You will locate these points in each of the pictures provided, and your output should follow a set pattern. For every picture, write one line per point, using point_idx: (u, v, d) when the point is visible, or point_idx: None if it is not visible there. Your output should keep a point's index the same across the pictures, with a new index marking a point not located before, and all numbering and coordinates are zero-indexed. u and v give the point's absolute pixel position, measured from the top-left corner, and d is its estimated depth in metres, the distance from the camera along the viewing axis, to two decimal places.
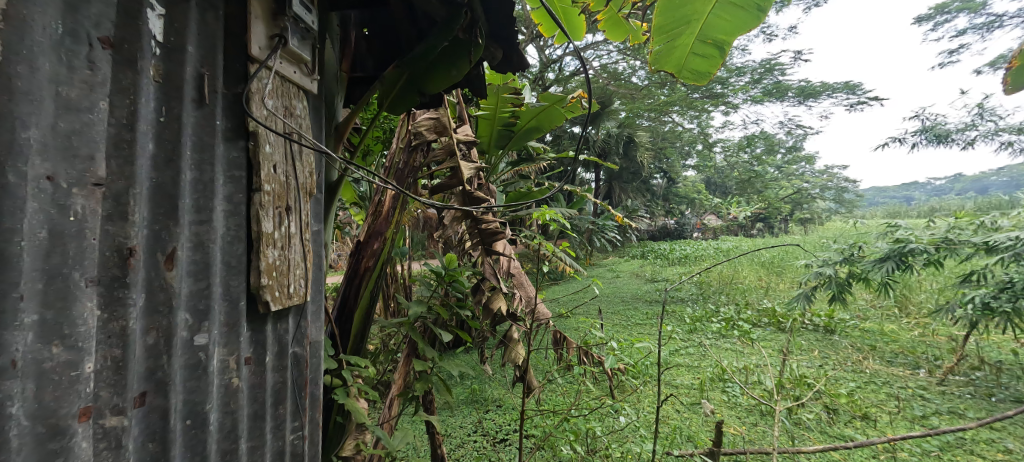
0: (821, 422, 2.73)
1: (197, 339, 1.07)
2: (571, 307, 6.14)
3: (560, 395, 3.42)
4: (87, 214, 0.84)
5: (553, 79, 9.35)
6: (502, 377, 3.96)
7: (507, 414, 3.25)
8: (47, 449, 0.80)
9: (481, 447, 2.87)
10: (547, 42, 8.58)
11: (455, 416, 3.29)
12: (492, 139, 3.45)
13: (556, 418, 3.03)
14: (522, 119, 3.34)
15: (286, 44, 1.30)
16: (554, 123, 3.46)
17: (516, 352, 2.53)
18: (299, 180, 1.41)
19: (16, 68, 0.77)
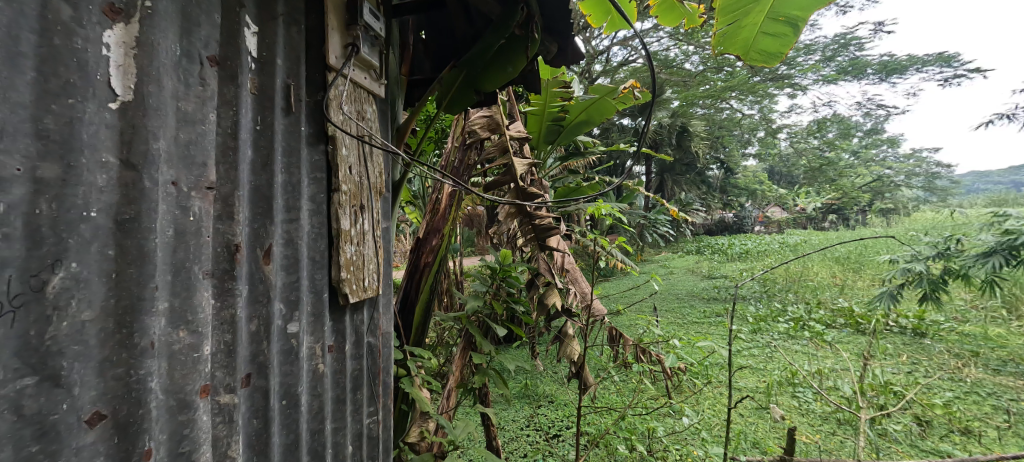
0: (912, 435, 2.55)
1: (290, 327, 1.18)
2: (624, 305, 6.05)
3: (615, 393, 3.40)
4: (202, 214, 0.93)
5: (600, 70, 9.23)
6: (554, 373, 4.00)
7: (559, 411, 3.27)
8: (177, 420, 0.87)
9: (535, 441, 2.91)
10: (596, 32, 8.49)
11: (508, 410, 3.36)
12: (541, 135, 3.47)
13: (610, 416, 3.04)
14: (571, 113, 3.30)
15: (359, 52, 1.39)
16: (604, 116, 3.31)
17: (572, 348, 2.52)
18: (370, 180, 1.52)
19: (148, 87, 0.79)
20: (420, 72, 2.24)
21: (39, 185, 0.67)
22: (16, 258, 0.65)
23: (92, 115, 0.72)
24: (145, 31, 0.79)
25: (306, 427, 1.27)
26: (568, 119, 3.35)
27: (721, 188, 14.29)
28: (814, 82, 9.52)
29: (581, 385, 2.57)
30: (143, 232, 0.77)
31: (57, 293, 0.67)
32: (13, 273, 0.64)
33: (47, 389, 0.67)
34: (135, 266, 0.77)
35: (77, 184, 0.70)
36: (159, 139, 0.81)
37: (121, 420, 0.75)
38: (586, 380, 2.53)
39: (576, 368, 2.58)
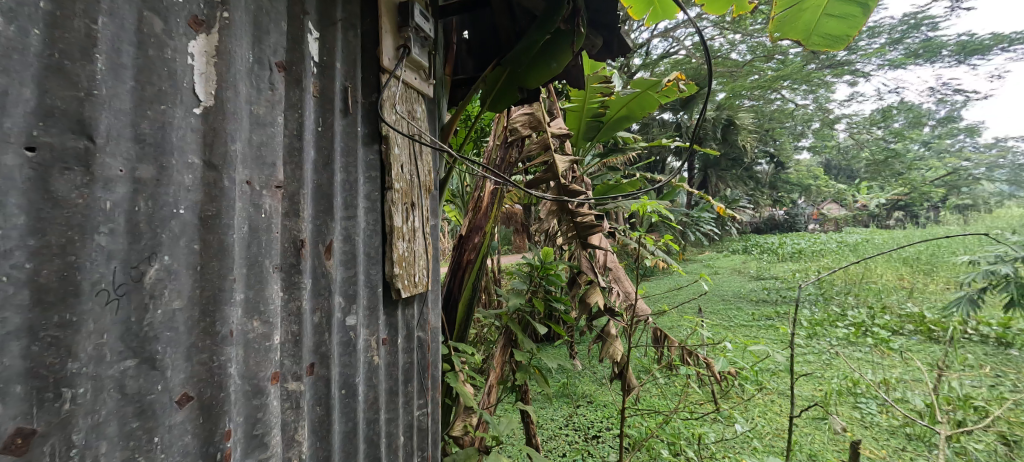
0: (996, 455, 2.37)
1: (349, 320, 1.23)
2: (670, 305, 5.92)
3: (657, 397, 3.36)
4: (272, 212, 0.99)
5: (639, 64, 9.08)
6: (594, 373, 3.98)
7: (598, 412, 3.25)
8: (252, 404, 0.93)
9: (574, 441, 2.90)
10: (636, 24, 8.34)
11: (547, 409, 3.37)
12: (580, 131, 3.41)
13: (652, 420, 2.99)
14: (611, 108, 3.22)
15: (410, 53, 1.43)
16: (646, 111, 3.19)
17: (615, 349, 2.47)
18: (420, 178, 1.56)
19: (226, 93, 0.85)
20: (462, 70, 2.27)
21: (140, 185, 0.72)
22: (119, 251, 0.70)
23: (181, 120, 0.78)
24: (222, 40, 0.85)
25: (363, 416, 1.33)
26: (609, 115, 3.27)
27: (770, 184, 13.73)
28: (878, 67, 8.95)
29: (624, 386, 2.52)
30: (224, 228, 0.83)
31: (153, 282, 0.73)
32: (118, 264, 0.70)
33: (144, 371, 0.73)
34: (217, 260, 0.82)
35: (169, 184, 0.76)
36: (236, 141, 0.86)
37: (205, 401, 0.81)
38: (629, 381, 2.48)
39: (619, 368, 2.53)
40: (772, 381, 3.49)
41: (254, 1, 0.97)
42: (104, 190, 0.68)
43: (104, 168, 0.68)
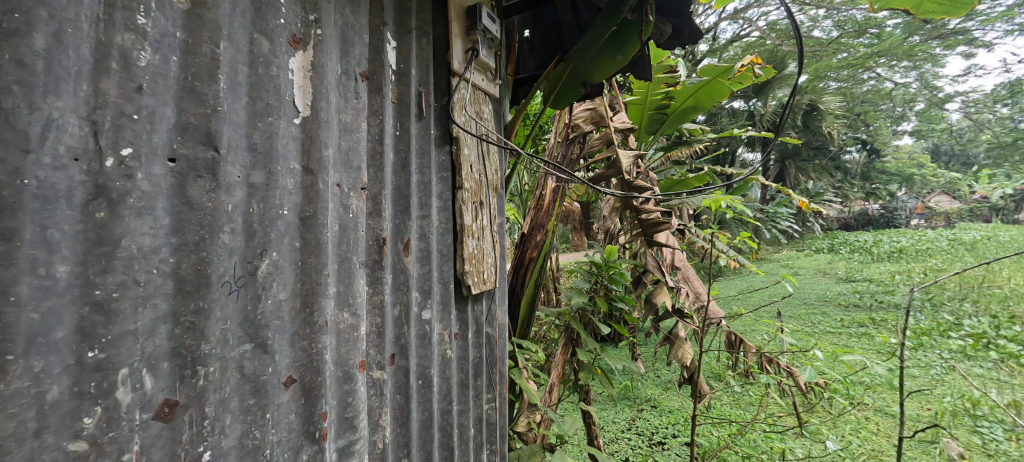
0: None
1: (424, 314, 1.30)
2: (748, 311, 5.65)
3: (729, 405, 3.26)
4: (358, 211, 1.07)
5: (707, 49, 8.67)
6: (658, 377, 3.90)
7: (664, 417, 3.18)
8: (343, 389, 1.00)
9: (637, 446, 2.85)
10: (705, 6, 7.96)
11: (608, 411, 3.35)
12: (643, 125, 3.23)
13: (724, 430, 2.89)
14: (676, 99, 3.03)
15: (478, 56, 1.48)
16: (715, 100, 3.01)
17: (684, 352, 2.40)
18: (488, 177, 1.61)
19: (320, 103, 0.93)
20: (524, 70, 2.28)
21: (253, 189, 0.81)
22: (239, 248, 0.78)
23: (284, 130, 0.86)
24: (316, 54, 0.93)
25: (437, 407, 1.39)
26: (673, 106, 3.07)
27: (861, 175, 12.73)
28: (1005, 35, 7.85)
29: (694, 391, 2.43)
30: (319, 227, 0.91)
31: (264, 275, 0.82)
32: (238, 259, 0.78)
33: (257, 354, 0.81)
34: (314, 255, 0.91)
35: (276, 187, 0.84)
36: (328, 147, 0.94)
37: (305, 383, 0.89)
38: (699, 386, 2.39)
39: (688, 372, 2.44)
40: (869, 395, 3.26)
41: (342, 16, 1.05)
42: (225, 194, 0.76)
43: (226, 174, 0.76)
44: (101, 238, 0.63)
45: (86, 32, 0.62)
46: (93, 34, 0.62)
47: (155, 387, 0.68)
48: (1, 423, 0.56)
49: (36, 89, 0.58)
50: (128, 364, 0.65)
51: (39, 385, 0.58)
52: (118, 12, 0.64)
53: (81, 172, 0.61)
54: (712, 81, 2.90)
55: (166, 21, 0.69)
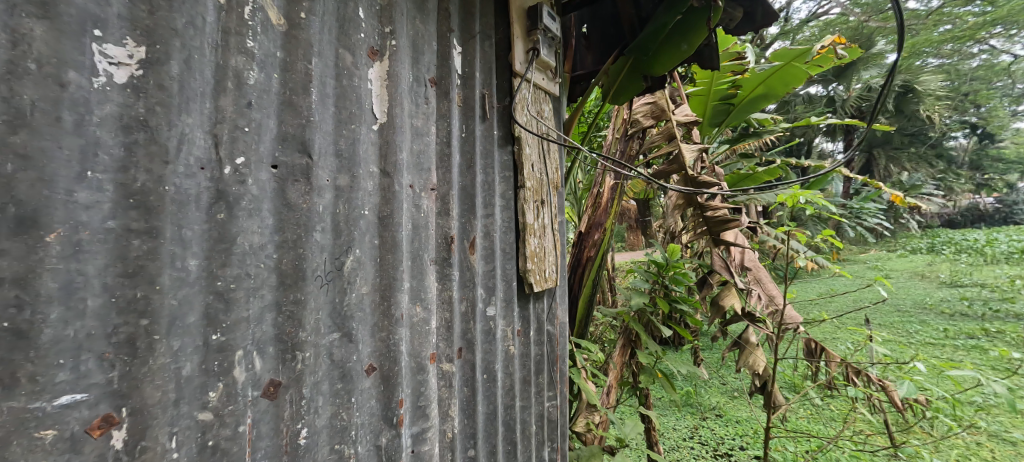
0: None
1: (488, 310, 1.34)
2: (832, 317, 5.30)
3: (805, 419, 3.12)
4: (428, 211, 1.12)
5: (782, 30, 8.15)
6: (723, 385, 3.78)
7: (731, 428, 3.07)
8: (417, 378, 1.06)
9: (699, 456, 2.77)
10: None
11: (668, 418, 3.29)
12: (707, 117, 3.10)
13: (800, 446, 2.74)
14: (744, 88, 2.86)
15: (539, 55, 1.50)
16: (789, 87, 2.81)
17: (755, 359, 2.31)
18: (549, 176, 1.62)
19: (395, 109, 1.00)
20: (581, 66, 2.17)
21: (338, 191, 0.88)
22: (328, 245, 0.86)
23: (365, 135, 0.93)
24: (390, 63, 0.99)
25: (502, 401, 1.43)
26: (741, 95, 2.90)
27: (969, 163, 11.46)
28: None
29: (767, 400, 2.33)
30: (395, 226, 0.98)
31: (349, 270, 0.89)
32: (327, 255, 0.86)
33: (343, 343, 0.89)
34: (391, 252, 0.97)
35: (358, 189, 0.91)
36: (402, 150, 1.01)
37: (383, 370, 0.96)
38: (773, 396, 2.29)
39: (761, 381, 2.35)
40: (981, 418, 3.00)
41: (413, 26, 1.11)
42: (315, 195, 0.84)
43: (317, 178, 0.84)
44: (221, 236, 0.71)
45: (207, 56, 0.70)
46: (212, 57, 0.71)
47: (263, 368, 0.77)
48: (149, 392, 0.64)
49: (173, 108, 0.66)
50: (242, 346, 0.74)
51: (177, 361, 0.67)
52: (232, 37, 0.73)
53: (206, 179, 0.70)
54: (786, 66, 2.71)
55: (267, 43, 0.78)
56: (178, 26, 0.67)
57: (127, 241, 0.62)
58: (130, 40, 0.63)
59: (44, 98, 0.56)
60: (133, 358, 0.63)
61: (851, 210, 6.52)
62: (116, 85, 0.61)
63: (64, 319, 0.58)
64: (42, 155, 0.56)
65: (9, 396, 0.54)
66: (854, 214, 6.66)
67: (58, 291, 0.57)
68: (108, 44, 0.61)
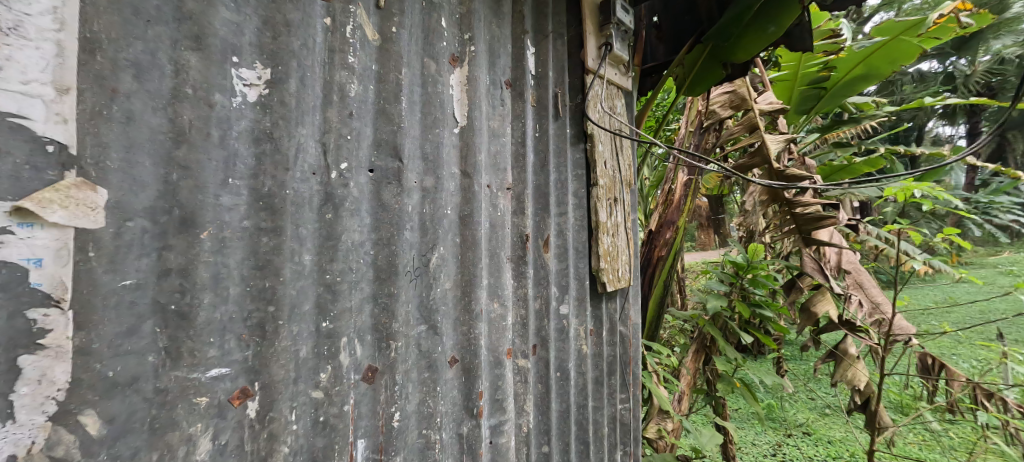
0: None
1: (562, 308, 1.35)
2: (954, 329, 4.71)
3: (918, 447, 2.89)
4: (504, 210, 1.16)
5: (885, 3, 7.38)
6: (812, 402, 3.55)
7: (823, 448, 2.88)
8: (494, 372, 1.10)
9: None
10: None
11: (747, 432, 3.14)
12: (794, 101, 2.86)
13: None
14: (839, 70, 2.56)
15: (612, 50, 1.47)
16: (895, 66, 2.47)
17: (857, 374, 2.10)
18: (622, 173, 1.58)
19: (475, 112, 1.05)
20: (652, 59, 1.99)
21: (425, 192, 0.94)
22: (416, 242, 0.92)
23: (446, 138, 0.98)
24: (469, 69, 1.04)
25: (574, 401, 1.43)
26: (835, 77, 2.62)
27: None
28: None
29: (870, 419, 2.19)
30: (475, 225, 1.02)
31: (434, 266, 0.95)
32: (415, 252, 0.92)
33: (430, 335, 0.95)
34: (471, 249, 1.02)
35: (442, 190, 0.97)
36: (481, 152, 1.05)
37: (465, 361, 1.01)
38: (878, 416, 2.15)
39: (862, 397, 2.18)
40: None
41: (490, 32, 1.16)
42: (403, 196, 0.89)
43: (407, 180, 0.90)
44: (328, 234, 0.80)
45: (317, 73, 0.79)
46: (321, 74, 0.80)
47: (362, 354, 0.85)
48: (275, 370, 0.74)
49: (292, 121, 0.75)
50: (346, 333, 0.82)
51: (296, 344, 0.76)
52: (337, 55, 0.82)
53: (317, 183, 0.78)
54: (891, 42, 2.36)
55: (364, 57, 0.86)
56: (295, 48, 0.76)
57: (258, 238, 0.72)
58: (259, 64, 0.73)
59: (197, 116, 0.66)
60: (262, 339, 0.72)
61: (979, 207, 5.74)
62: (250, 103, 0.72)
63: (214, 303, 0.68)
64: (198, 165, 0.66)
65: (174, 367, 0.65)
66: (979, 210, 5.87)
67: (209, 281, 0.67)
68: (243, 68, 0.71)
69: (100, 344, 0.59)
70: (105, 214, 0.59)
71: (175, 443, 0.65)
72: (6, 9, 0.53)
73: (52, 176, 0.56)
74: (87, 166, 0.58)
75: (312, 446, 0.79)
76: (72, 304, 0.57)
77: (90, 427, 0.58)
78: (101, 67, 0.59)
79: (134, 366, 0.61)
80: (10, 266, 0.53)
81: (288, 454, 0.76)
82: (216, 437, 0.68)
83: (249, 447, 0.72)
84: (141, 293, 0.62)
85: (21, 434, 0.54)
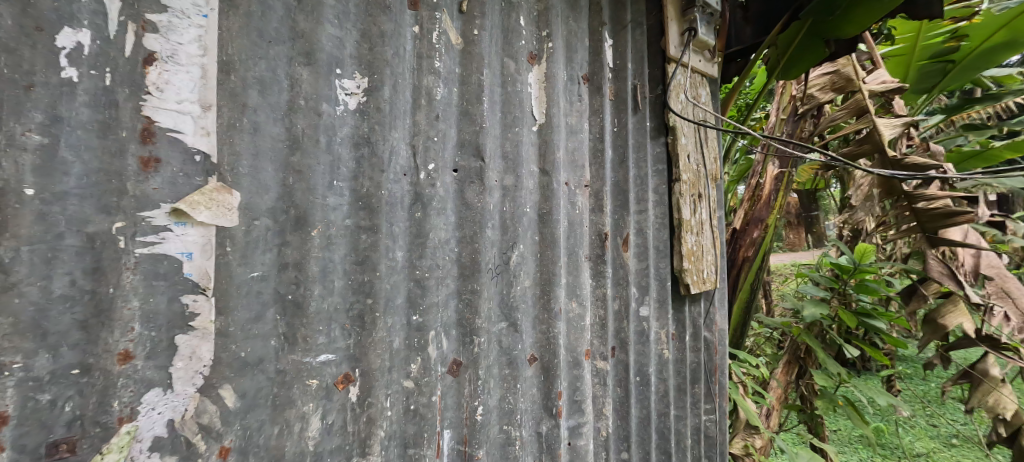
0: None
1: (641, 310, 1.31)
2: None
3: None
4: (581, 208, 1.16)
5: None
6: (932, 430, 3.18)
7: None
8: (574, 373, 1.10)
9: None
10: None
11: (849, 455, 2.88)
12: (913, 81, 2.36)
13: None
14: (972, 39, 2.06)
15: (696, 35, 1.39)
16: None
17: (1001, 399, 1.87)
18: (707, 166, 1.49)
19: (554, 109, 1.06)
20: (737, 42, 1.74)
21: (505, 190, 0.97)
22: (498, 240, 0.95)
23: (526, 135, 1.00)
24: (548, 66, 1.05)
25: (655, 407, 1.38)
26: (967, 48, 2.11)
27: None
28: None
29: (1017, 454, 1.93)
30: (555, 223, 1.03)
31: (515, 264, 0.97)
32: (496, 249, 0.95)
33: (510, 332, 0.98)
34: (550, 248, 1.03)
35: (522, 188, 0.99)
36: (560, 149, 1.06)
37: (546, 360, 1.03)
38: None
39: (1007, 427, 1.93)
40: None
41: (566, 29, 1.16)
42: (486, 195, 0.92)
43: (489, 179, 0.93)
44: (419, 232, 0.84)
45: (408, 79, 0.84)
46: (410, 79, 0.85)
47: (449, 349, 0.89)
48: (373, 358, 0.79)
49: (387, 126, 0.81)
50: (434, 327, 0.87)
51: (391, 335, 0.81)
52: (425, 60, 0.87)
53: (408, 184, 0.83)
54: None
55: (449, 61, 0.90)
56: (389, 56, 0.82)
57: (358, 236, 0.78)
58: (358, 74, 0.79)
59: (309, 125, 0.73)
60: (362, 329, 0.78)
61: None
62: (351, 110, 0.78)
63: (323, 293, 0.75)
64: (310, 170, 0.73)
65: (291, 350, 0.72)
66: None
67: (318, 274, 0.74)
68: (345, 79, 0.78)
69: (235, 327, 0.67)
70: (237, 213, 0.67)
71: (292, 419, 0.72)
72: (165, 39, 0.62)
73: (199, 181, 0.64)
74: (224, 172, 0.66)
75: (404, 432, 0.84)
76: (214, 291, 0.65)
77: (228, 399, 0.67)
78: (234, 85, 0.67)
79: (260, 348, 0.70)
80: (170, 258, 0.62)
81: (384, 439, 0.81)
82: (324, 417, 0.75)
83: (351, 428, 0.78)
84: (265, 284, 0.70)
85: (177, 402, 0.63)
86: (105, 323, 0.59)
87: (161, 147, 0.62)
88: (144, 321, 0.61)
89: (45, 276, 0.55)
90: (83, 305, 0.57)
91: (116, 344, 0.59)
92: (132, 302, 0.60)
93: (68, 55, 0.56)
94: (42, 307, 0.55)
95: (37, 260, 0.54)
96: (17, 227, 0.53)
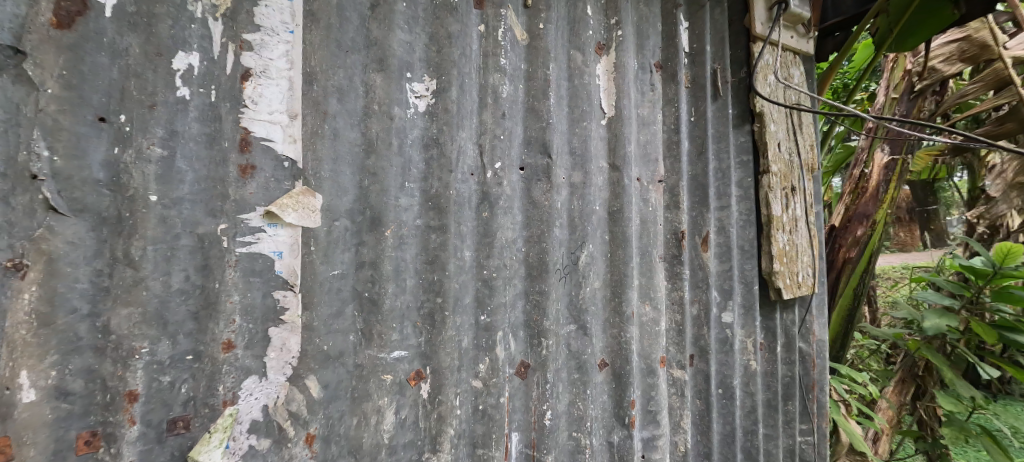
0: None
1: (724, 316, 1.21)
2: None
3: None
4: (654, 205, 1.10)
5: None
6: None
7: None
8: (647, 381, 1.04)
9: None
10: None
11: None
12: None
13: None
14: None
15: (787, 8, 1.25)
16: None
17: None
18: (802, 156, 1.34)
19: (624, 101, 1.01)
20: (835, 14, 1.51)
21: (573, 188, 0.94)
22: (566, 239, 0.92)
23: (593, 129, 0.96)
24: (616, 55, 1.01)
25: (741, 423, 1.26)
26: None
27: None
28: None
29: None
30: (626, 221, 0.99)
31: (584, 264, 0.94)
32: (564, 249, 0.92)
33: (580, 335, 0.94)
34: (621, 247, 0.98)
35: (589, 184, 0.95)
36: (631, 143, 1.01)
37: (615, 364, 0.99)
38: None
39: None
40: None
41: (638, 16, 1.11)
42: (550, 192, 0.90)
43: (556, 177, 0.91)
44: (485, 232, 0.84)
45: (473, 78, 0.85)
46: (476, 78, 0.85)
47: (515, 349, 0.88)
48: (443, 357, 0.80)
49: (454, 126, 0.82)
50: (501, 328, 0.86)
51: (459, 334, 0.82)
52: (490, 59, 0.87)
53: (475, 184, 0.84)
54: None
55: (514, 57, 0.89)
56: (455, 57, 0.82)
57: (428, 235, 0.79)
58: (427, 76, 0.80)
59: (382, 128, 0.76)
60: (432, 327, 0.80)
61: None
62: (420, 112, 0.80)
63: (397, 292, 0.77)
64: (383, 171, 0.76)
65: (368, 346, 0.75)
66: None
67: (391, 273, 0.76)
68: (415, 82, 0.79)
69: (318, 322, 0.71)
70: (320, 215, 0.71)
71: (369, 412, 0.75)
72: (258, 56, 0.68)
73: (287, 185, 0.69)
74: (308, 177, 0.70)
75: (472, 432, 0.84)
76: (301, 287, 0.70)
77: (313, 390, 0.71)
78: (317, 94, 0.72)
79: (341, 343, 0.73)
80: (264, 257, 0.67)
81: (454, 437, 0.82)
82: (398, 411, 0.78)
83: (422, 424, 0.80)
84: (344, 281, 0.73)
85: (270, 389, 0.68)
86: (212, 315, 0.64)
87: (256, 155, 0.67)
88: (243, 314, 0.66)
89: (166, 272, 0.61)
90: (195, 298, 0.63)
91: (221, 334, 0.65)
92: (234, 296, 0.66)
93: (182, 76, 0.63)
94: (164, 299, 0.61)
95: (160, 258, 0.61)
96: (144, 229, 0.60)
